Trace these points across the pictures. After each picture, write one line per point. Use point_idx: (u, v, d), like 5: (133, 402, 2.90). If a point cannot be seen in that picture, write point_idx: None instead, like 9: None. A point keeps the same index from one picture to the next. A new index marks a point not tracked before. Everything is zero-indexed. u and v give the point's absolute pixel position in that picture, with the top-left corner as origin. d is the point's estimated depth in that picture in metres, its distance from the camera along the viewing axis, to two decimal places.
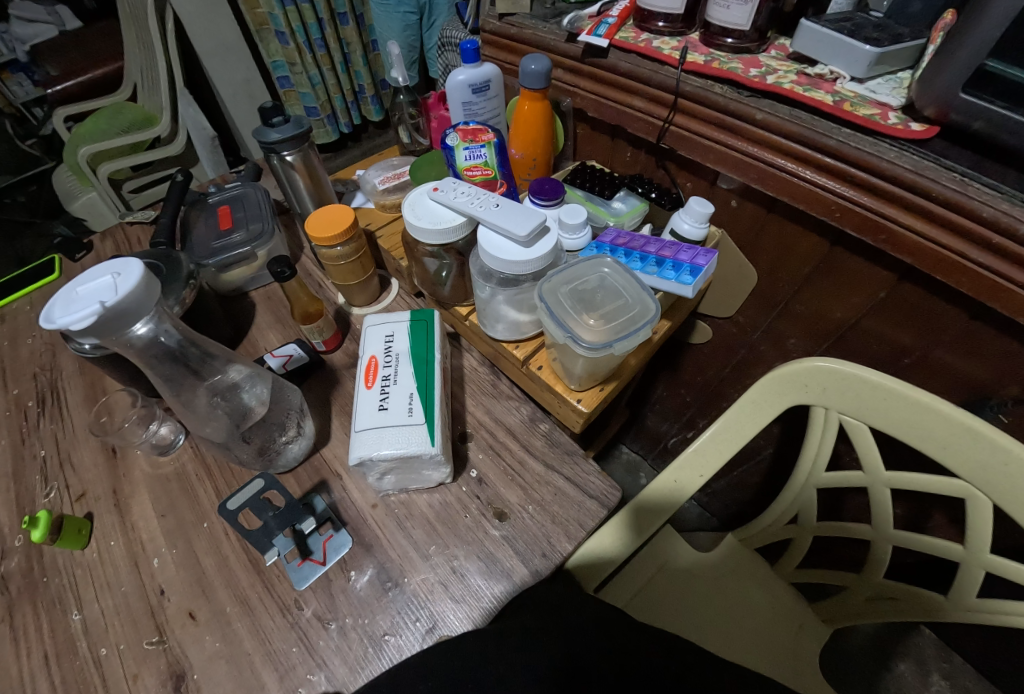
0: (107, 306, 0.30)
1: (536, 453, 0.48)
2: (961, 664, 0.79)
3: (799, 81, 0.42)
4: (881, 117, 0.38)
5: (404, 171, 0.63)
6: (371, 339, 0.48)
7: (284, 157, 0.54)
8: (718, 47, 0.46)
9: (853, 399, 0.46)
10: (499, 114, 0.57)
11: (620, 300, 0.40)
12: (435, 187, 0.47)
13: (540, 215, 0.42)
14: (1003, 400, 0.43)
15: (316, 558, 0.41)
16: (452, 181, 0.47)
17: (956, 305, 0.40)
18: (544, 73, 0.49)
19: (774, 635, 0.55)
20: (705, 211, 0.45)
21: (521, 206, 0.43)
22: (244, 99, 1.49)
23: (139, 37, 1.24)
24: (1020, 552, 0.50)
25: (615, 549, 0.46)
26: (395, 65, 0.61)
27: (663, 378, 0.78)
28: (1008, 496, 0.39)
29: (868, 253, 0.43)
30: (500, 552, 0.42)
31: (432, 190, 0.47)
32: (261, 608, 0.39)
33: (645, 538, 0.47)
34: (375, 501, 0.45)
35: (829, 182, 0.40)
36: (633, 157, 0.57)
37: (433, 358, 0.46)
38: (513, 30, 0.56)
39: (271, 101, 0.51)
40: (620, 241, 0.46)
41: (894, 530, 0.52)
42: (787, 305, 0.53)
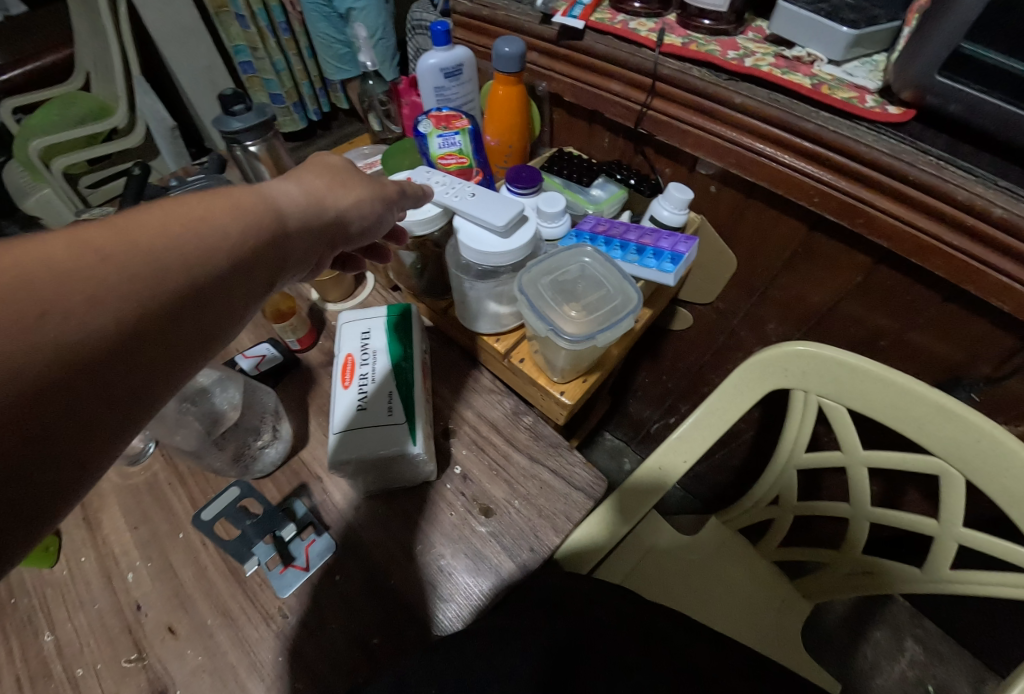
0: None
1: (521, 446, 0.47)
2: (933, 628, 0.83)
3: (777, 64, 0.41)
4: (859, 100, 0.38)
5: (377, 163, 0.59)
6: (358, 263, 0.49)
7: (247, 147, 0.50)
8: (696, 29, 0.45)
9: (830, 381, 0.47)
10: (473, 99, 0.55)
11: (601, 291, 0.39)
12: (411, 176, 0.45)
13: (518, 206, 0.41)
14: (976, 379, 0.44)
15: (300, 564, 0.40)
16: (425, 170, 0.45)
17: (931, 287, 0.41)
18: (518, 55, 0.47)
19: (759, 615, 0.57)
20: (684, 198, 0.45)
21: (497, 194, 0.42)
22: (207, 87, 1.42)
23: (88, 22, 1.17)
24: (989, 524, 0.52)
25: (602, 533, 0.46)
26: (363, 48, 0.59)
27: (643, 366, 0.77)
28: (980, 472, 0.41)
29: (845, 237, 0.43)
30: (488, 548, 0.41)
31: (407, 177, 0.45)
32: (244, 619, 0.38)
33: (632, 521, 0.47)
34: (357, 503, 0.44)
35: (807, 167, 0.40)
36: (611, 142, 0.55)
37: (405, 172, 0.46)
38: (485, 11, 0.53)
39: (231, 88, 0.48)
40: (600, 229, 0.45)
41: (872, 507, 0.53)
42: (766, 290, 0.54)
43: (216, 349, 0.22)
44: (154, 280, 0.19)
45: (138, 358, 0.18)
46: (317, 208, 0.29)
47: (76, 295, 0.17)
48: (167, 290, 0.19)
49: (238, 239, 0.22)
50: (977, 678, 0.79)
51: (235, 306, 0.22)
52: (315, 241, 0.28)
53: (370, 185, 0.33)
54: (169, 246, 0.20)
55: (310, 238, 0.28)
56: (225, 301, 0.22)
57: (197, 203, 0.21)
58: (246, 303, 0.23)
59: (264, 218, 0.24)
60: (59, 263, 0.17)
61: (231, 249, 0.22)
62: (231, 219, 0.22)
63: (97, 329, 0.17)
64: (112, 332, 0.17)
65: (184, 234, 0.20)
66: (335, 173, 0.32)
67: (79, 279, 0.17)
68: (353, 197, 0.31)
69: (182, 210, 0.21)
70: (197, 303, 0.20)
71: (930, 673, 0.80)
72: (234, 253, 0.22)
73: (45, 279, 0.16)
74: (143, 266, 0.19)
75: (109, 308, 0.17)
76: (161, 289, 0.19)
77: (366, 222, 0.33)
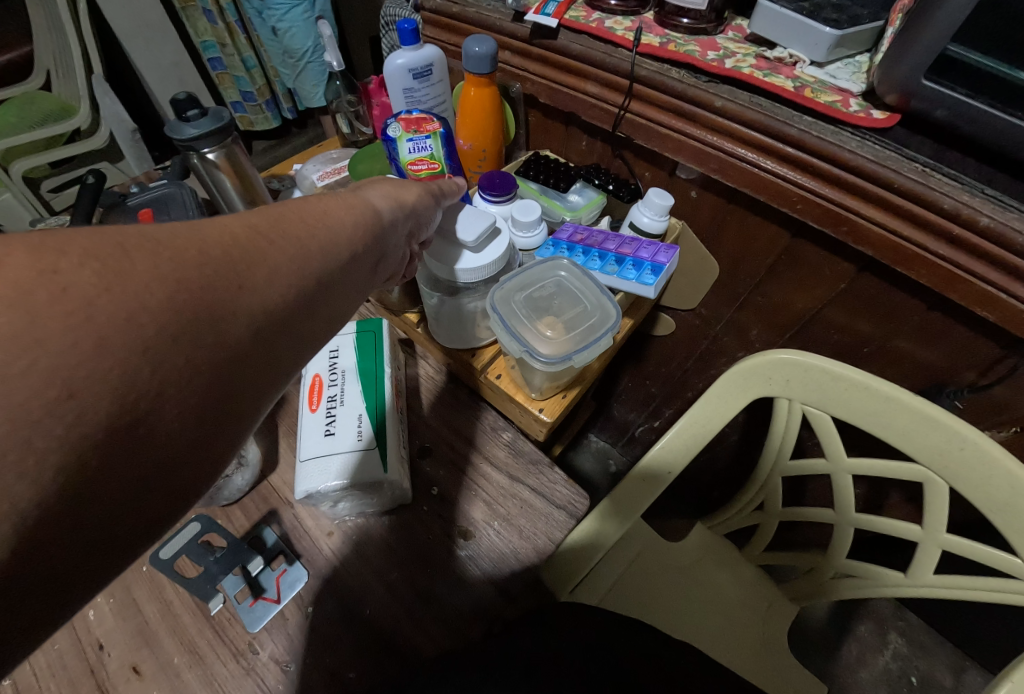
0: None
1: (499, 464, 0.46)
2: (915, 620, 0.84)
3: (758, 65, 0.40)
4: (842, 104, 0.36)
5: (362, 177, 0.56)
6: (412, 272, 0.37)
7: (204, 154, 0.47)
8: (674, 27, 0.43)
9: (814, 391, 0.46)
10: (444, 101, 0.53)
11: (579, 306, 0.37)
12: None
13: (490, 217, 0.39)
14: (960, 386, 0.43)
15: (271, 596, 0.39)
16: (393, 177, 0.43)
17: (916, 295, 0.40)
18: (489, 56, 0.45)
19: (746, 622, 0.56)
20: (665, 204, 0.43)
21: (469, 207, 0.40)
22: (176, 84, 1.36)
23: (46, 16, 1.11)
24: (972, 526, 0.52)
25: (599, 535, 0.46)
26: (328, 46, 0.56)
27: (627, 370, 0.76)
28: (965, 482, 0.40)
29: (829, 244, 0.42)
30: (466, 574, 0.40)
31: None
32: (213, 656, 0.37)
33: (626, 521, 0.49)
34: (330, 528, 0.42)
35: (790, 173, 0.38)
36: (588, 145, 0.53)
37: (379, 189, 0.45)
38: (455, 8, 0.51)
39: (184, 91, 0.44)
40: (577, 238, 0.44)
41: (857, 513, 0.53)
42: (748, 296, 0.52)
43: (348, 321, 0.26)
44: (309, 264, 0.22)
45: (303, 324, 0.22)
46: (406, 205, 0.31)
47: (260, 271, 0.20)
48: (309, 273, 0.22)
49: (359, 236, 0.26)
50: (958, 669, 0.80)
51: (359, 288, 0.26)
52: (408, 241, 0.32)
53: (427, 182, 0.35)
54: (312, 236, 0.23)
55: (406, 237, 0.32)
56: (352, 282, 0.25)
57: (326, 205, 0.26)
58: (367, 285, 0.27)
59: (373, 216, 0.28)
60: (246, 245, 0.20)
61: (356, 242, 0.26)
62: (348, 218, 0.26)
63: (278, 299, 0.21)
64: (287, 304, 0.21)
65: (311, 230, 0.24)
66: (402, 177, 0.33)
67: (260, 260, 0.20)
68: (429, 191, 0.34)
69: (308, 210, 0.24)
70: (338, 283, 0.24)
71: (913, 665, 0.81)
72: (356, 245, 0.26)
73: (242, 257, 0.20)
74: (301, 251, 0.22)
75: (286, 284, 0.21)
76: (316, 269, 0.23)
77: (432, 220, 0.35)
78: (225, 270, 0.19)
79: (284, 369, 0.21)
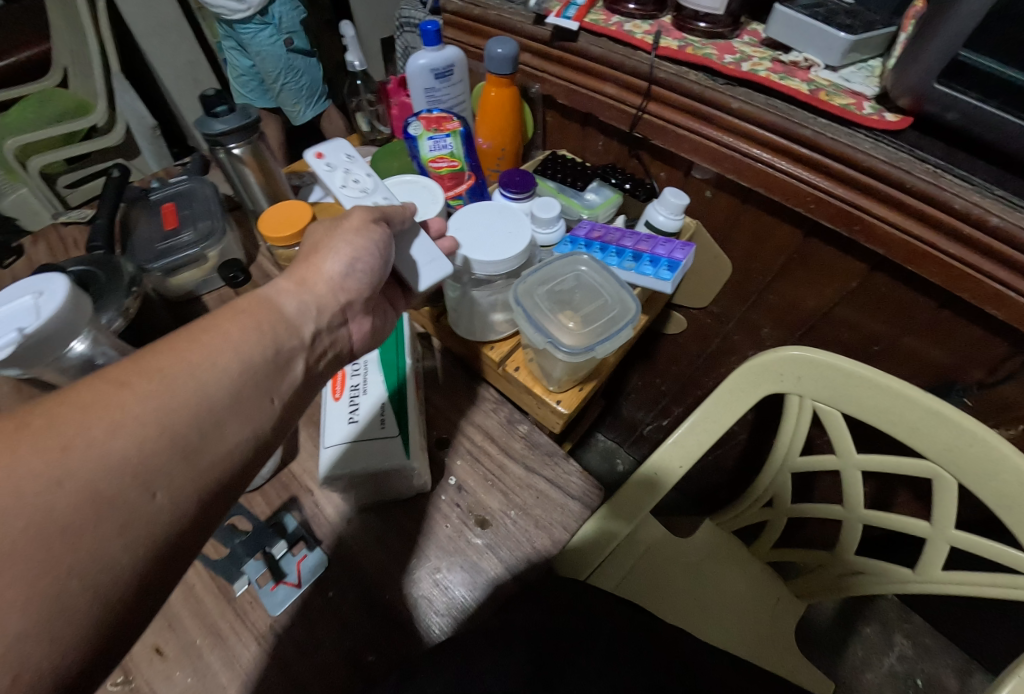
0: (26, 335, 0.27)
1: (516, 456, 0.46)
2: (921, 623, 0.84)
3: (774, 68, 0.41)
4: (856, 107, 0.37)
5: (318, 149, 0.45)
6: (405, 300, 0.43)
7: (231, 149, 0.48)
8: (691, 31, 0.44)
9: (825, 387, 0.47)
10: (464, 101, 0.54)
11: (599, 301, 0.38)
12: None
13: (433, 258, 0.38)
14: (969, 384, 0.44)
15: (291, 580, 0.39)
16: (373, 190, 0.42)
17: (926, 294, 0.41)
18: (511, 57, 0.46)
19: (753, 617, 0.57)
20: (681, 202, 0.44)
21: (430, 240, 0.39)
22: (190, 84, 1.38)
23: (66, 15, 1.12)
24: (980, 525, 0.53)
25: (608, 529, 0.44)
26: (351, 47, 0.57)
27: (637, 369, 0.77)
28: (973, 478, 0.41)
29: (841, 243, 0.43)
30: (484, 560, 0.41)
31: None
32: (234, 638, 0.37)
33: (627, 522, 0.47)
34: (350, 515, 0.43)
35: (803, 173, 0.39)
36: (605, 146, 0.54)
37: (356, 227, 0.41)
38: (476, 11, 0.52)
39: (213, 88, 0.46)
40: (595, 235, 0.45)
41: (865, 510, 0.53)
42: (760, 295, 0.53)
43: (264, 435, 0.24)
44: (181, 396, 0.21)
45: (183, 461, 0.20)
46: (316, 289, 0.30)
47: (100, 424, 0.19)
48: (178, 407, 0.21)
49: (257, 344, 0.25)
50: (964, 672, 0.80)
51: (269, 395, 0.25)
52: (340, 323, 0.32)
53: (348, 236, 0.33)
54: (183, 362, 0.22)
55: (335, 321, 0.31)
56: (252, 396, 0.24)
57: (214, 321, 0.25)
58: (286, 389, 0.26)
59: (275, 315, 0.27)
60: (88, 400, 0.19)
61: (252, 353, 0.25)
62: (236, 329, 0.25)
63: (134, 445, 0.19)
64: (157, 445, 0.20)
65: (180, 359, 0.22)
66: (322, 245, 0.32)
67: (109, 406, 0.19)
68: (350, 250, 0.33)
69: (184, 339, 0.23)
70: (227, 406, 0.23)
71: (918, 668, 0.81)
72: (253, 357, 0.25)
73: (81, 414, 0.19)
74: (169, 384, 0.21)
75: (151, 424, 0.20)
76: (194, 399, 0.21)
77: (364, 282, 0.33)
78: (61, 426, 0.18)
79: (181, 508, 0.20)
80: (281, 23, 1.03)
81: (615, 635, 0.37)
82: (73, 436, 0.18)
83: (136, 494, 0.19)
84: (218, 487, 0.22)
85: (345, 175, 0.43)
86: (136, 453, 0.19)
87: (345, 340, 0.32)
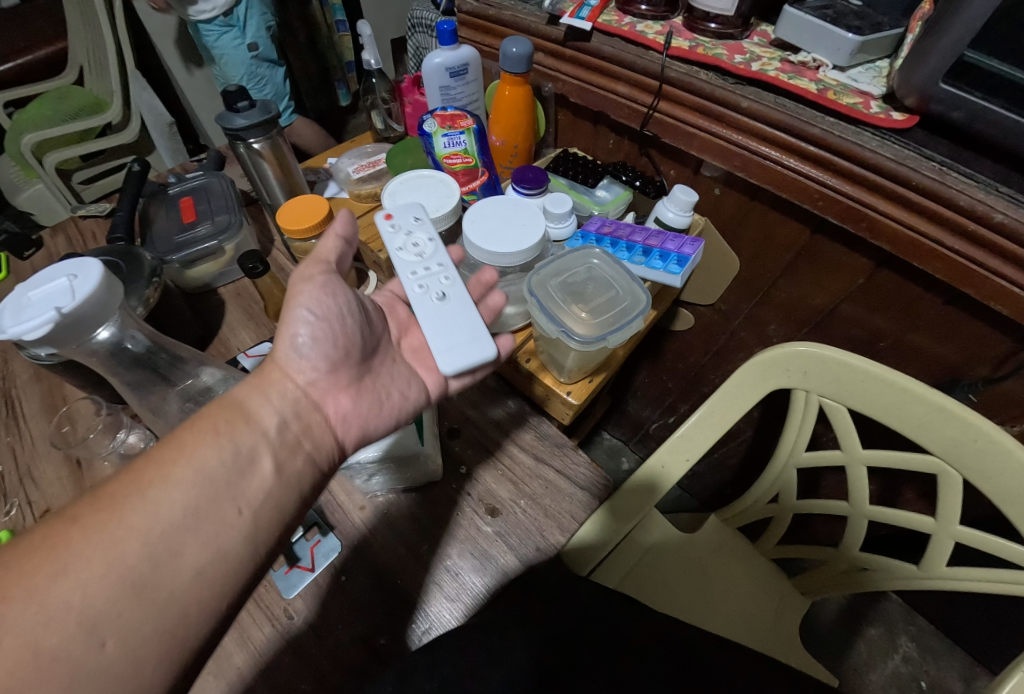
0: (64, 312, 0.29)
1: (526, 446, 0.47)
2: (925, 624, 0.84)
3: (783, 68, 0.42)
4: (863, 106, 0.38)
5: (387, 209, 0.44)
6: (439, 389, 0.40)
7: (250, 144, 0.49)
8: (702, 32, 0.45)
9: (831, 382, 0.47)
10: (478, 100, 0.55)
11: (610, 292, 0.39)
12: (444, 299, 0.38)
13: (474, 337, 0.36)
14: (974, 380, 0.44)
15: (305, 564, 0.40)
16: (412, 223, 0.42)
17: (932, 290, 0.41)
18: (525, 56, 0.47)
19: (758, 611, 0.57)
20: (690, 199, 0.45)
21: (464, 309, 0.38)
22: (203, 84, 1.40)
23: (83, 14, 1.14)
24: (985, 521, 0.53)
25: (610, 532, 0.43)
26: (367, 46, 0.58)
27: (644, 366, 0.78)
28: (978, 472, 0.41)
29: (848, 241, 0.44)
30: (493, 548, 0.41)
31: (438, 299, 0.38)
32: (249, 620, 0.38)
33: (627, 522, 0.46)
34: (363, 502, 0.44)
35: (811, 170, 0.40)
36: (616, 144, 0.56)
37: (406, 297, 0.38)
38: (491, 11, 0.53)
39: (235, 85, 0.47)
40: (605, 230, 0.46)
41: (870, 506, 0.54)
42: (767, 292, 0.54)
43: (233, 553, 0.26)
44: (131, 528, 0.24)
45: (135, 599, 0.23)
46: (268, 386, 0.32)
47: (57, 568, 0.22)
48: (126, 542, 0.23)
49: (217, 456, 0.28)
50: (968, 674, 0.80)
51: (237, 505, 0.27)
52: (311, 408, 0.33)
53: (291, 314, 0.33)
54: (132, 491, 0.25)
55: (305, 409, 0.33)
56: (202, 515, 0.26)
57: (183, 439, 0.28)
58: (253, 498, 0.27)
59: (235, 416, 0.30)
60: (49, 545, 0.22)
61: (212, 465, 0.27)
62: (189, 449, 0.27)
63: (82, 587, 0.22)
64: (103, 586, 0.22)
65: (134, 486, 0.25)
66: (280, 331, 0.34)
67: (61, 548, 0.22)
68: (299, 326, 0.33)
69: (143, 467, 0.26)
70: (185, 528, 0.25)
71: (922, 669, 0.81)
72: (211, 466, 0.27)
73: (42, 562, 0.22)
74: (119, 516, 0.24)
75: (99, 560, 0.23)
76: (144, 526, 0.24)
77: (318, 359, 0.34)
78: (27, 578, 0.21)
79: (133, 653, 0.22)
80: (247, 28, 1.05)
81: (624, 622, 0.38)
82: (52, 573, 0.22)
83: (85, 646, 0.21)
84: (172, 631, 0.23)
85: (406, 237, 0.41)
86: (81, 597, 0.22)
87: (324, 422, 0.33)
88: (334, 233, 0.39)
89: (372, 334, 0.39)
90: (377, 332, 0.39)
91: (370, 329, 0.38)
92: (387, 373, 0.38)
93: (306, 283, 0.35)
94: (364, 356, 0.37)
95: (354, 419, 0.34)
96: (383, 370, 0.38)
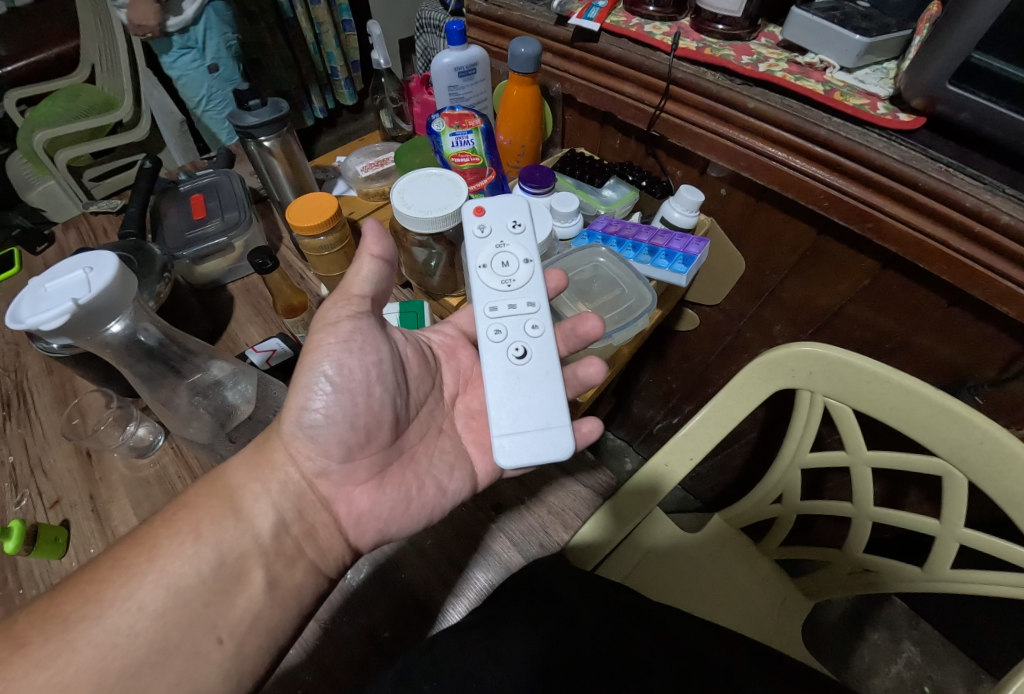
0: (80, 304, 0.30)
1: None
2: (930, 630, 0.84)
3: (790, 69, 0.42)
4: (870, 107, 0.38)
5: (480, 205, 0.40)
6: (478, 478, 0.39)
7: (261, 142, 0.50)
8: (709, 33, 0.46)
9: (836, 382, 0.47)
10: (486, 100, 0.56)
11: (616, 291, 0.44)
12: (522, 359, 0.36)
13: (548, 426, 0.33)
14: (980, 382, 0.44)
15: None
16: (502, 231, 0.39)
17: (938, 292, 0.41)
18: (533, 57, 0.47)
19: (762, 612, 0.57)
20: (696, 199, 0.45)
21: (544, 380, 0.35)
22: None
23: (96, 13, 1.15)
24: (990, 525, 0.53)
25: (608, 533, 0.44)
26: (377, 46, 0.59)
27: (648, 366, 0.78)
28: (985, 474, 0.41)
29: (854, 241, 0.44)
30: (497, 544, 0.41)
31: (519, 356, 0.36)
32: None
33: (629, 524, 0.46)
34: None
35: (818, 172, 0.40)
36: (622, 144, 0.56)
37: (477, 342, 0.36)
38: (500, 12, 0.54)
39: (248, 84, 0.48)
40: (612, 229, 0.46)
41: (874, 507, 0.54)
42: (773, 292, 0.54)
43: (207, 685, 0.27)
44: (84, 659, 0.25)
45: None
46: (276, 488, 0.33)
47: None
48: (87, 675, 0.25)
49: (191, 568, 0.29)
50: (973, 681, 0.79)
51: (216, 635, 0.28)
52: (321, 507, 0.34)
53: (297, 378, 0.33)
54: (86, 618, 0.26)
55: (312, 508, 0.34)
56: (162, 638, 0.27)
57: (156, 541, 0.29)
58: (234, 627, 0.28)
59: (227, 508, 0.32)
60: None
61: (184, 581, 0.28)
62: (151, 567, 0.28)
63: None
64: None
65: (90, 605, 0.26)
66: (296, 390, 0.33)
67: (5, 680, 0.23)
68: (313, 384, 0.33)
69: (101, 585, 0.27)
70: (151, 666, 0.26)
71: (926, 675, 0.80)
72: (187, 583, 0.28)
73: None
74: (72, 650, 0.25)
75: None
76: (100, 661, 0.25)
77: (335, 433, 0.33)
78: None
79: None
80: (207, 49, 1.03)
81: (627, 620, 0.38)
82: None
83: None
84: None
85: (499, 251, 0.39)
86: None
87: (331, 523, 0.34)
88: (369, 253, 0.35)
89: (405, 402, 0.39)
90: (407, 402, 0.39)
91: (403, 397, 0.38)
92: (426, 458, 0.39)
93: (319, 334, 0.34)
94: (395, 438, 0.37)
95: (372, 508, 0.35)
96: (421, 454, 0.39)
